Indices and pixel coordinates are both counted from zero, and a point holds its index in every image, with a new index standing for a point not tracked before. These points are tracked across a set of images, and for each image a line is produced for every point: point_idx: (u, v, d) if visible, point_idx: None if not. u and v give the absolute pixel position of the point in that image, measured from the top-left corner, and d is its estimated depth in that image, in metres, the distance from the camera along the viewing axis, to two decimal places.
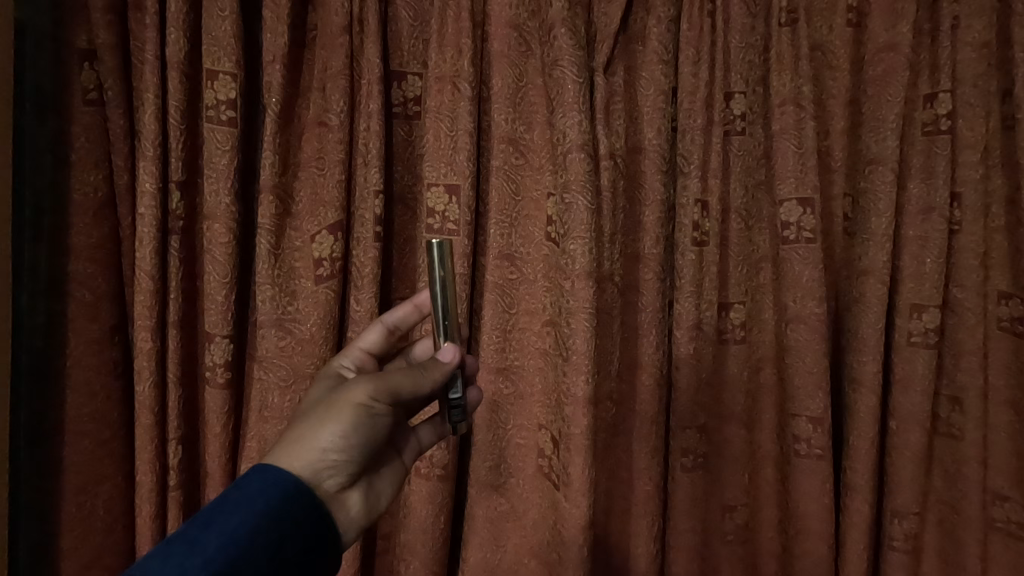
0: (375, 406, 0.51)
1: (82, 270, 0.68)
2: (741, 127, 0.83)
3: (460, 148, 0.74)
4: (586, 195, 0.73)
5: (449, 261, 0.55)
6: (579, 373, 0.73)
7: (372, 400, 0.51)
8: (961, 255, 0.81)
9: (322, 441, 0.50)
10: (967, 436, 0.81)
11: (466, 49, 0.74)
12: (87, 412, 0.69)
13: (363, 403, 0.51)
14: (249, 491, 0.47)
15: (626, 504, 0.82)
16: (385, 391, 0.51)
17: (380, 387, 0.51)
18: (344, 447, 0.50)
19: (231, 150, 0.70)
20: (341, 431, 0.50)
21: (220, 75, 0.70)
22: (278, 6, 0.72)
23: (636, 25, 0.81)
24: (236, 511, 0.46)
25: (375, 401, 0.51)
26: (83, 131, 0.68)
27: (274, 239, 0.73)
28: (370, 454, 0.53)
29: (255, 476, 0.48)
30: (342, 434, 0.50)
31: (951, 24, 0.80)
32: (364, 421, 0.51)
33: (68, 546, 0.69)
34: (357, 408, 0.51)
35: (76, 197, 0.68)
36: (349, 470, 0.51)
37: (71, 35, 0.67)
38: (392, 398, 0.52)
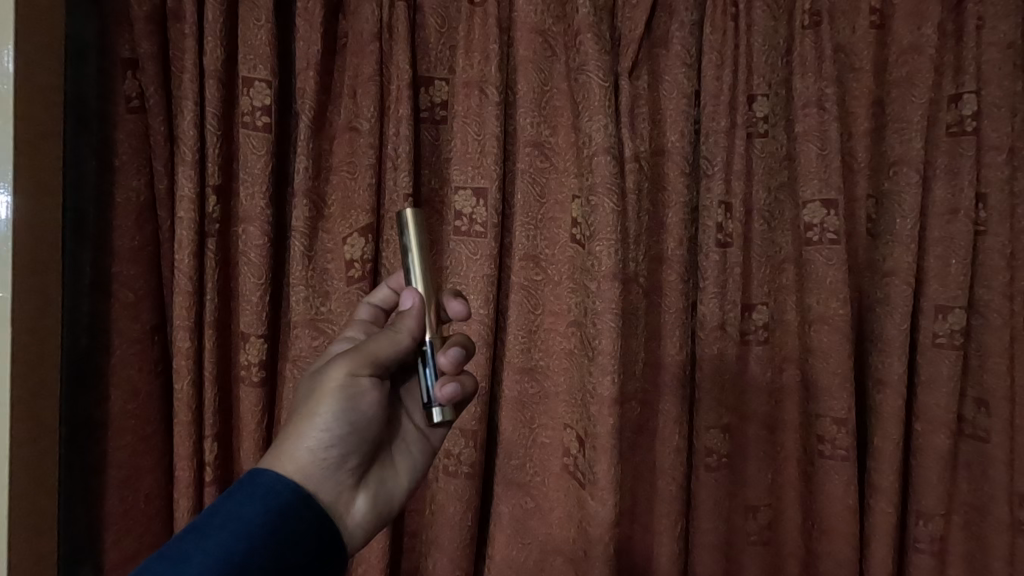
0: (358, 379, 0.52)
1: (125, 272, 0.71)
2: (764, 129, 0.83)
3: (487, 151, 0.76)
4: (612, 197, 0.74)
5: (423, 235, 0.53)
6: (605, 372, 0.74)
7: (354, 374, 0.51)
8: (987, 255, 0.81)
9: (310, 434, 0.50)
10: (994, 439, 0.81)
11: (493, 54, 0.76)
12: (129, 409, 0.71)
13: (342, 382, 0.51)
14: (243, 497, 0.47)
15: (650, 503, 0.83)
16: (361, 366, 0.52)
17: (358, 362, 0.51)
18: (335, 436, 0.50)
19: (266, 154, 0.72)
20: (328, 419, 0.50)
21: (255, 82, 0.72)
22: (311, 15, 0.74)
23: (659, 29, 0.82)
24: (231, 521, 0.45)
25: (356, 376, 0.52)
26: (126, 137, 0.70)
27: (307, 241, 0.75)
28: (367, 441, 0.53)
29: (251, 482, 0.48)
30: (330, 421, 0.50)
31: (975, 24, 0.80)
32: (351, 401, 0.51)
33: (111, 538, 0.71)
34: (339, 388, 0.51)
35: (120, 202, 0.70)
36: (346, 461, 0.51)
37: (114, 45, 0.70)
38: (372, 369, 0.52)
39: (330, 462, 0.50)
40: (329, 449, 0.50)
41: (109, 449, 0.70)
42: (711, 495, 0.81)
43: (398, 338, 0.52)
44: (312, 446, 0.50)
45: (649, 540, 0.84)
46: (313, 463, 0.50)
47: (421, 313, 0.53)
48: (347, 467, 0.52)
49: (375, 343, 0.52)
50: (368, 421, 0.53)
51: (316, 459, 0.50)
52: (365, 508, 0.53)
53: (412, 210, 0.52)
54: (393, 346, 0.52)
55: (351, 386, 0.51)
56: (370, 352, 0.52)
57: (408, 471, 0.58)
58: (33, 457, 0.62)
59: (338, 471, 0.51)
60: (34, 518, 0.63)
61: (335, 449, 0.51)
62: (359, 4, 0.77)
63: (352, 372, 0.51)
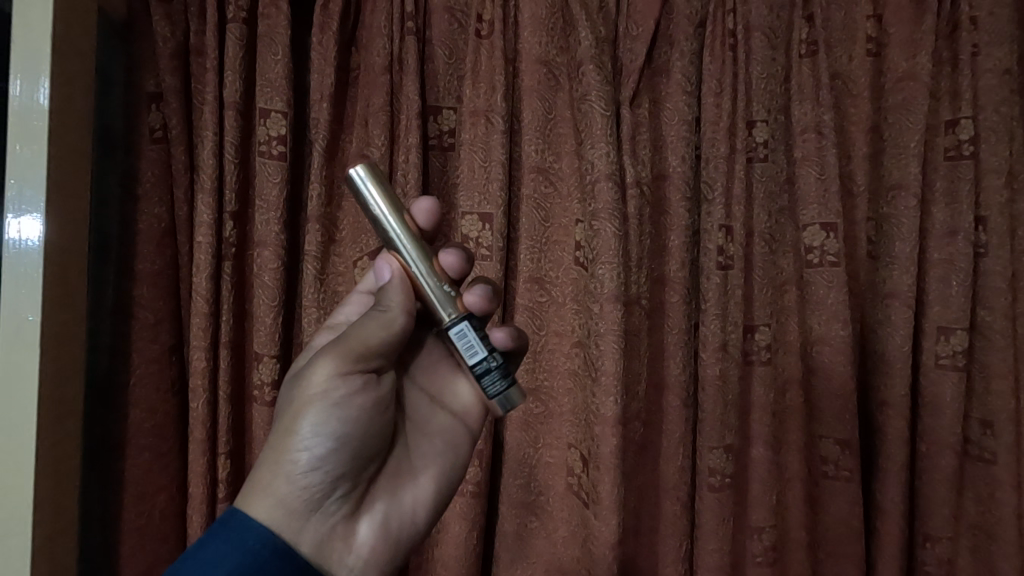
0: (345, 377, 0.51)
1: (146, 294, 0.74)
2: (764, 154, 0.85)
3: (493, 178, 0.78)
4: (614, 222, 0.76)
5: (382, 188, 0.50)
6: (608, 393, 0.75)
7: (342, 373, 0.51)
8: (988, 277, 0.81)
9: (301, 442, 0.50)
10: (1000, 461, 0.80)
11: (499, 85, 0.79)
12: (148, 426, 0.74)
13: (327, 387, 0.51)
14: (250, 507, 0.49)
15: (655, 522, 0.84)
16: (346, 362, 0.51)
17: (347, 359, 0.51)
18: (325, 450, 0.50)
19: (280, 181, 0.75)
20: (316, 424, 0.50)
21: (272, 114, 0.75)
22: (326, 49, 0.78)
23: (659, 59, 0.85)
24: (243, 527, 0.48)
25: (345, 376, 0.51)
26: (149, 166, 0.74)
27: (320, 264, 0.77)
28: (362, 452, 0.53)
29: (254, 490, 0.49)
30: (319, 427, 0.50)
31: (971, 51, 0.81)
32: (339, 409, 0.51)
33: (126, 554, 0.73)
34: (325, 390, 0.51)
35: (143, 227, 0.74)
36: (346, 465, 0.52)
37: (141, 80, 0.75)
38: (363, 365, 0.52)
39: (323, 481, 0.50)
40: (321, 466, 0.50)
41: (126, 466, 0.73)
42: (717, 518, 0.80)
43: (388, 318, 0.50)
44: (301, 466, 0.50)
45: (655, 559, 0.84)
46: (304, 485, 0.50)
47: (405, 286, 0.51)
48: (343, 484, 0.52)
49: (365, 328, 0.51)
50: (361, 428, 0.52)
51: (311, 470, 0.50)
52: (373, 524, 0.54)
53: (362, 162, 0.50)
54: (384, 330, 0.51)
55: (338, 390, 0.51)
56: (359, 341, 0.51)
57: (425, 471, 0.59)
58: (56, 476, 0.64)
59: (333, 490, 0.51)
60: (55, 537, 0.64)
61: (328, 467, 0.50)
62: (371, 37, 0.80)
63: (339, 372, 0.51)
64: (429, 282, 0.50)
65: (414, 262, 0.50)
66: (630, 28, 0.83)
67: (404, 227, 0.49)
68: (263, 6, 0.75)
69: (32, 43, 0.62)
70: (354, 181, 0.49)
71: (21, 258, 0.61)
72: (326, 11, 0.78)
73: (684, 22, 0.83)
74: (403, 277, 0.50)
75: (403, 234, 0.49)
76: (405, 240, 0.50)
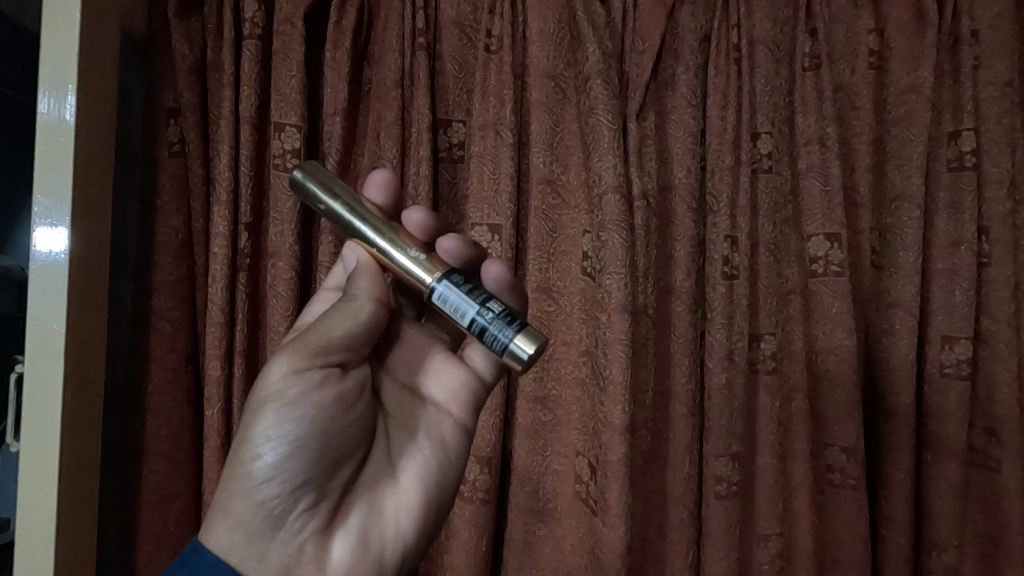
0: (301, 373, 0.49)
1: (164, 304, 0.76)
2: (768, 165, 0.87)
3: (502, 190, 0.79)
4: (621, 233, 0.77)
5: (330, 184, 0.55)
6: (616, 402, 0.76)
7: (298, 370, 0.49)
8: (992, 287, 0.82)
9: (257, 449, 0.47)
10: (1006, 469, 0.81)
11: (508, 99, 0.80)
12: (165, 434, 0.75)
13: (281, 386, 0.49)
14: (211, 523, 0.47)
15: (661, 530, 0.85)
16: (303, 357, 0.50)
17: (302, 355, 0.50)
18: (282, 456, 0.48)
19: (295, 194, 0.77)
20: (270, 428, 0.48)
21: (287, 127, 0.77)
22: (339, 65, 0.79)
23: (665, 72, 0.87)
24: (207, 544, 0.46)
25: (299, 373, 0.49)
26: (168, 179, 0.77)
27: (332, 275, 0.79)
28: (327, 456, 0.50)
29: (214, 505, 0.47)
30: (273, 431, 0.48)
31: (972, 64, 0.82)
32: (294, 410, 0.48)
33: (143, 560, 0.74)
34: (278, 391, 0.49)
35: (161, 239, 0.76)
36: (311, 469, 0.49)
37: (160, 96, 0.77)
38: (320, 360, 0.50)
39: (283, 491, 0.47)
40: (279, 475, 0.47)
41: (143, 473, 0.74)
42: (724, 526, 0.81)
43: (357, 306, 0.52)
44: (258, 478, 0.47)
45: (662, 567, 0.85)
46: (263, 499, 0.47)
47: (373, 272, 0.53)
48: (308, 494, 0.49)
49: (328, 321, 0.51)
50: (321, 429, 0.50)
51: (270, 478, 0.47)
52: (349, 537, 0.50)
53: (298, 171, 0.55)
54: (350, 319, 0.51)
55: (293, 390, 0.49)
56: (320, 334, 0.50)
57: (407, 472, 0.55)
58: (79, 482, 0.65)
59: (296, 501, 0.48)
60: (76, 544, 0.65)
61: (287, 475, 0.47)
62: (383, 53, 0.82)
63: (294, 370, 0.49)
64: (396, 252, 0.53)
65: (376, 237, 0.53)
66: (637, 42, 0.84)
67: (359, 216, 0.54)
68: (278, 23, 0.77)
69: (61, 62, 0.65)
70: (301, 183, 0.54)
71: (49, 270, 0.63)
72: (340, 27, 0.80)
73: (690, 36, 0.84)
74: (372, 264, 0.54)
75: (361, 220, 0.54)
76: (362, 222, 0.54)
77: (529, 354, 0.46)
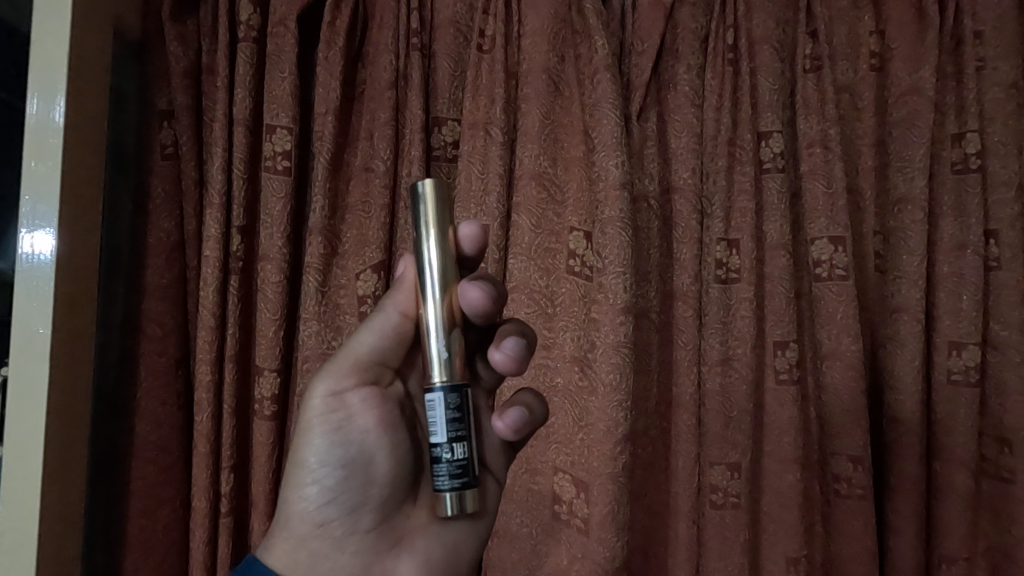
0: (341, 397, 0.49)
1: (154, 307, 0.75)
2: (780, 166, 0.82)
3: (490, 190, 0.78)
4: (622, 226, 0.75)
5: (439, 214, 0.46)
6: (614, 409, 0.74)
7: (339, 393, 0.49)
8: (1001, 291, 0.80)
9: (309, 476, 0.48)
10: (1020, 480, 0.78)
11: (498, 98, 0.80)
12: (154, 439, 0.75)
13: (323, 413, 0.49)
14: (276, 547, 0.48)
15: (660, 539, 0.83)
16: (335, 378, 0.49)
17: (332, 374, 0.49)
18: (335, 481, 0.48)
19: (284, 197, 0.76)
20: (321, 455, 0.48)
21: (277, 129, 0.76)
22: (331, 65, 0.79)
23: (666, 72, 0.85)
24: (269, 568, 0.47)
25: (339, 397, 0.49)
26: (160, 182, 0.76)
27: (321, 278, 0.77)
28: (382, 477, 0.50)
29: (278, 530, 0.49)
30: (324, 456, 0.48)
31: (976, 66, 0.81)
32: (341, 436, 0.49)
33: (130, 568, 0.73)
34: (321, 418, 0.49)
35: (152, 242, 0.75)
36: (365, 495, 0.49)
37: (154, 98, 0.77)
38: (351, 378, 0.49)
39: (341, 511, 0.48)
40: (334, 497, 0.48)
41: (131, 479, 0.73)
42: (725, 535, 0.79)
43: (380, 319, 0.50)
44: (313, 500, 0.48)
45: None
46: (321, 518, 0.48)
47: (410, 285, 0.50)
48: (366, 514, 0.49)
49: (356, 336, 0.50)
50: (373, 449, 0.50)
51: (326, 502, 0.48)
52: (414, 558, 0.50)
53: (429, 182, 0.46)
54: (373, 333, 0.50)
55: (336, 409, 0.49)
56: (352, 351, 0.49)
57: None
58: (62, 488, 0.64)
59: (356, 523, 0.49)
60: (57, 551, 0.64)
61: (342, 498, 0.48)
62: (377, 54, 0.82)
63: (334, 390, 0.49)
64: (429, 324, 0.46)
65: (425, 297, 0.47)
66: (636, 43, 0.83)
67: (445, 268, 0.47)
68: (271, 25, 0.77)
69: (51, 64, 0.64)
70: (417, 192, 0.46)
71: (34, 272, 0.63)
72: (333, 28, 0.79)
73: (689, 37, 0.83)
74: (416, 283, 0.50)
75: (434, 266, 0.46)
76: (432, 278, 0.46)
77: (462, 509, 0.43)
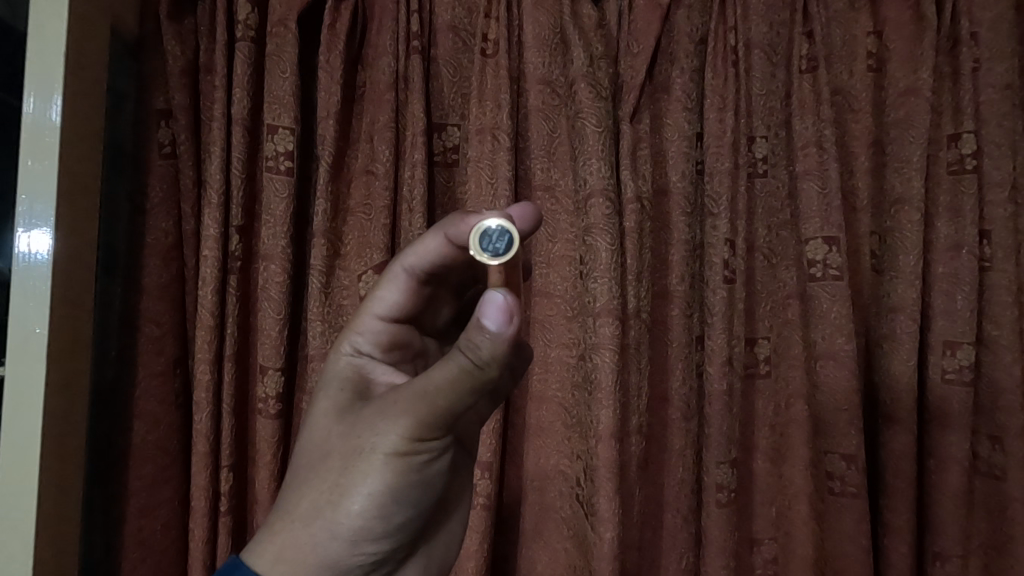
0: (417, 437, 0.46)
1: (152, 307, 0.75)
2: (763, 170, 0.86)
3: (500, 195, 0.78)
4: (608, 237, 0.77)
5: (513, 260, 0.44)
6: (602, 406, 0.75)
7: (417, 433, 0.46)
8: (994, 291, 0.81)
9: (362, 495, 0.46)
10: (1011, 477, 0.79)
11: (504, 102, 0.79)
12: (151, 439, 0.75)
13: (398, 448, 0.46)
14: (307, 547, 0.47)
15: (657, 538, 0.84)
16: (423, 418, 0.45)
17: (418, 420, 0.45)
18: (386, 505, 0.47)
19: (288, 197, 0.76)
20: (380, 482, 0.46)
21: (279, 129, 0.76)
22: (332, 67, 0.79)
23: (661, 76, 0.86)
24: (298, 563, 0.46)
25: (415, 437, 0.46)
26: (158, 181, 0.76)
27: (324, 279, 0.78)
28: (424, 512, 0.50)
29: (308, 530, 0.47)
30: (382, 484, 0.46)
31: (972, 67, 0.81)
32: (405, 470, 0.47)
33: (128, 566, 0.73)
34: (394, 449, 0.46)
35: (150, 242, 0.75)
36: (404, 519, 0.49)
37: (151, 97, 0.77)
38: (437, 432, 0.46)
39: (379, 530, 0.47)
40: (377, 519, 0.47)
41: (129, 478, 0.73)
42: (721, 534, 0.79)
43: (480, 378, 0.44)
44: (354, 526, 0.47)
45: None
46: (360, 534, 0.47)
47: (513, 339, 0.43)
48: (397, 535, 0.49)
49: (448, 386, 0.44)
50: (424, 484, 0.48)
51: (370, 523, 0.47)
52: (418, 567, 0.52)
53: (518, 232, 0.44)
54: (469, 391, 0.44)
55: (408, 447, 0.46)
56: (444, 402, 0.44)
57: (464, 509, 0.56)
58: (59, 487, 0.64)
59: (386, 542, 0.48)
60: (54, 550, 0.64)
61: (385, 520, 0.47)
62: (377, 56, 0.82)
63: (416, 430, 0.46)
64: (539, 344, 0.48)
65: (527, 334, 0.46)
66: (631, 44, 0.83)
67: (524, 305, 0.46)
68: (272, 25, 0.77)
69: (46, 62, 0.64)
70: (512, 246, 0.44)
71: (31, 272, 0.63)
72: (334, 30, 0.79)
73: (685, 40, 0.83)
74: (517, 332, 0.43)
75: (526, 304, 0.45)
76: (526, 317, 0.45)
77: None
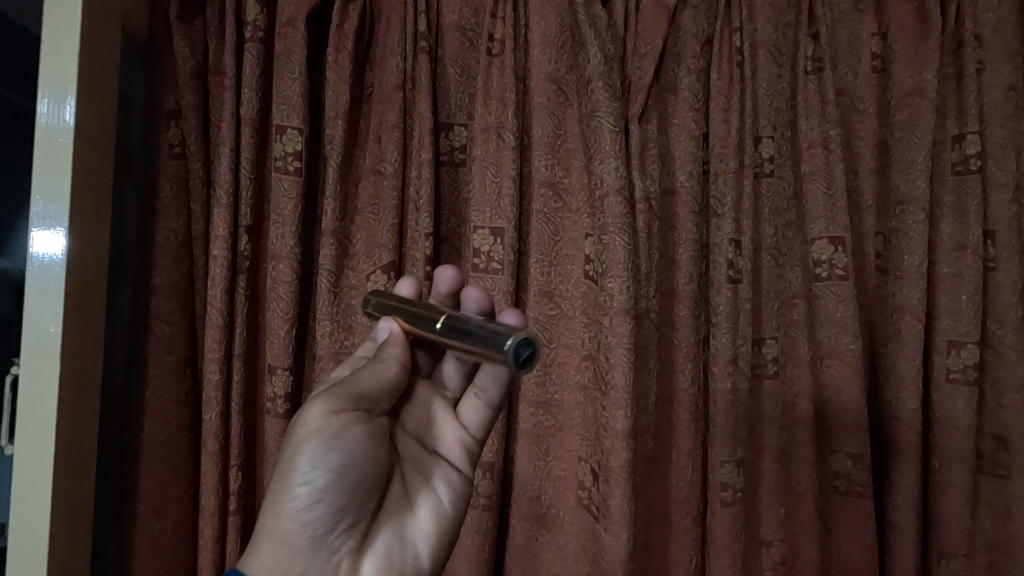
0: (334, 416, 0.48)
1: (162, 306, 0.75)
2: (769, 169, 0.86)
3: (504, 193, 0.78)
4: (623, 236, 0.76)
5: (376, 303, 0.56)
6: (618, 407, 0.75)
7: (332, 410, 0.48)
8: (999, 290, 0.81)
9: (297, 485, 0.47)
10: (1014, 476, 0.79)
11: (510, 102, 0.80)
12: (162, 438, 0.75)
13: (319, 428, 0.47)
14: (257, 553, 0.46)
15: (664, 538, 0.84)
16: (339, 400, 0.48)
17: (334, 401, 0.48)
18: (326, 487, 0.47)
19: (296, 198, 0.76)
20: (311, 465, 0.47)
21: (288, 130, 0.76)
22: (341, 69, 0.80)
23: (667, 76, 0.86)
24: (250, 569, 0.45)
25: (334, 414, 0.48)
26: (167, 181, 0.76)
27: (333, 278, 0.78)
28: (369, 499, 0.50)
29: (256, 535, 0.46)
30: (313, 467, 0.47)
31: (976, 68, 0.81)
32: (334, 449, 0.48)
33: (139, 565, 0.74)
34: (316, 429, 0.47)
35: (160, 241, 0.75)
36: (349, 503, 0.48)
37: (161, 97, 0.77)
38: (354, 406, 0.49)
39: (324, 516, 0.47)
40: (321, 504, 0.47)
41: (140, 477, 0.74)
42: (728, 533, 0.79)
43: (382, 368, 0.51)
44: (297, 516, 0.46)
45: None
46: (307, 523, 0.46)
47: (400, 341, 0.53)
48: (345, 520, 0.48)
49: (357, 377, 0.50)
50: (359, 462, 0.49)
51: (312, 511, 0.47)
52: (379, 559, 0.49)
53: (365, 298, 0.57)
54: (377, 378, 0.50)
55: (327, 425, 0.48)
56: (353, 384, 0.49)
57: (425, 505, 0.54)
58: (73, 486, 0.65)
59: (336, 529, 0.47)
60: (67, 549, 0.64)
61: (330, 504, 0.47)
62: (385, 56, 0.82)
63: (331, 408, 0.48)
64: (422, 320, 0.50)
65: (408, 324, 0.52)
66: (638, 45, 0.83)
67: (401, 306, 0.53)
68: (280, 26, 0.77)
69: (60, 64, 0.65)
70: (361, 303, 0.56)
71: (45, 272, 0.63)
72: (342, 31, 0.80)
73: (691, 40, 0.84)
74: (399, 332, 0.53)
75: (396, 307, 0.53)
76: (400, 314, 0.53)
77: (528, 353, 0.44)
